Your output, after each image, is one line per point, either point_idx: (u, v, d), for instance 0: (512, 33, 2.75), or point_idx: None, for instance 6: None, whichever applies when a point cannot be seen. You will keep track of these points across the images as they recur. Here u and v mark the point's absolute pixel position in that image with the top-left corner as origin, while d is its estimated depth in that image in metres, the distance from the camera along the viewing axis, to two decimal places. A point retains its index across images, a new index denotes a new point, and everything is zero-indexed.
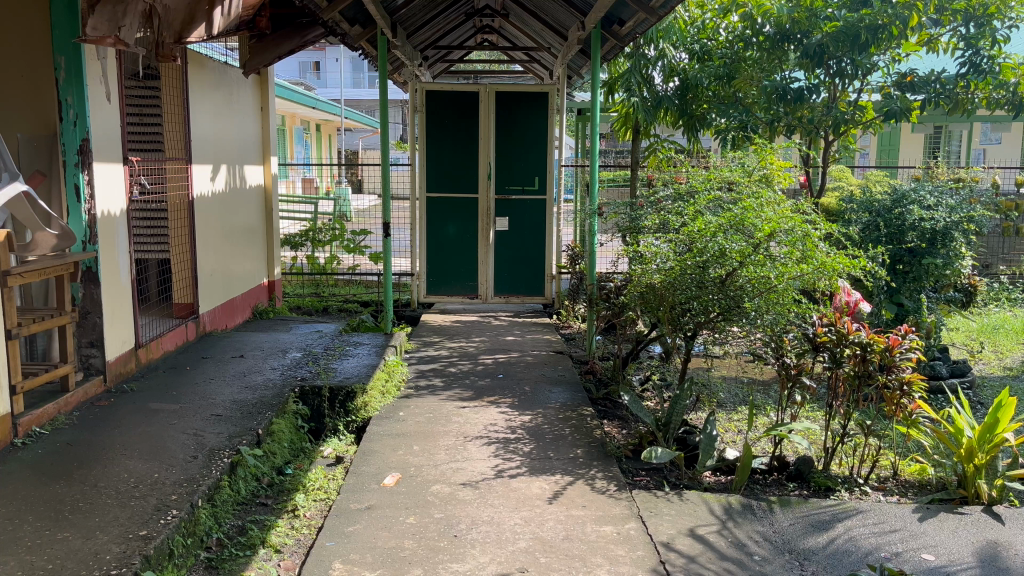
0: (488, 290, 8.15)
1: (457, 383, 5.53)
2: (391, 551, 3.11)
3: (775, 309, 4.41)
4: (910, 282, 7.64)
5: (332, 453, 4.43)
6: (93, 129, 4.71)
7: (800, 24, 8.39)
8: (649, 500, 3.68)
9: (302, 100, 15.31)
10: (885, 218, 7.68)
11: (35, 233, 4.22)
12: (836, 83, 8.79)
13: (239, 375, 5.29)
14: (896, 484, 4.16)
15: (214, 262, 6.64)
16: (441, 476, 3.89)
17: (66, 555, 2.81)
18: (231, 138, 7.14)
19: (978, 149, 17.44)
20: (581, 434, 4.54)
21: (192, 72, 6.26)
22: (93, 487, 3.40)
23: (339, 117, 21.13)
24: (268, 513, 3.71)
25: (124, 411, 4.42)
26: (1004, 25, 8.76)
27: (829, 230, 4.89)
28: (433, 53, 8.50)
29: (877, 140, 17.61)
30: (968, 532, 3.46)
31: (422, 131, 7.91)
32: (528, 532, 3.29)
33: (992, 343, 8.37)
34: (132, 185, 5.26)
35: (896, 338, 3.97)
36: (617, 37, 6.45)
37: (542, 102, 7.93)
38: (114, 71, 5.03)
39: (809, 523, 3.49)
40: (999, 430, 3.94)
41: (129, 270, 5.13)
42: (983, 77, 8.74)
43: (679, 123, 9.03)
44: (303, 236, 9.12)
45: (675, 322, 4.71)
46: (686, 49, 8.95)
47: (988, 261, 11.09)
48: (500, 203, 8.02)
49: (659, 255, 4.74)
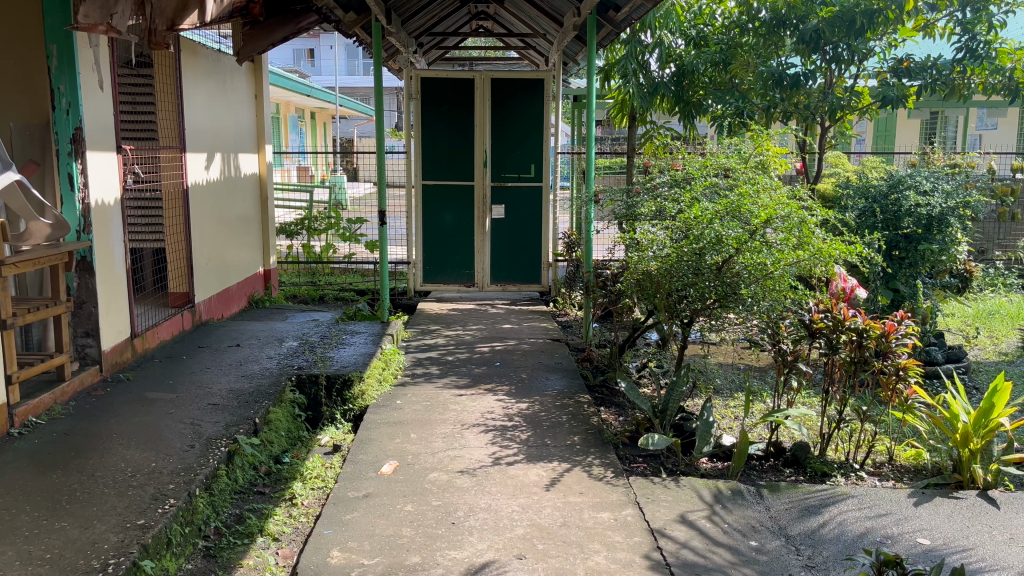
0: (486, 279, 8.18)
1: (454, 370, 5.55)
2: (390, 538, 3.12)
3: (772, 296, 4.39)
4: (906, 267, 7.63)
5: (330, 442, 4.47)
6: (87, 117, 4.67)
7: (796, 8, 8.34)
8: (646, 486, 3.69)
9: (296, 89, 15.20)
10: (882, 204, 7.66)
11: (30, 222, 4.17)
12: (833, 68, 8.63)
13: (237, 364, 5.28)
14: (892, 469, 4.19)
15: (209, 251, 6.62)
16: (438, 463, 3.90)
17: (64, 545, 2.81)
18: (227, 127, 7.12)
19: (974, 134, 17.26)
20: (578, 421, 4.56)
21: (186, 60, 6.23)
22: (90, 476, 3.40)
23: (334, 104, 21.00)
24: (266, 501, 3.72)
25: (121, 401, 4.42)
26: (1001, 11, 8.74)
27: (826, 216, 4.88)
28: (428, 40, 8.44)
29: (874, 125, 17.61)
30: (962, 516, 3.49)
31: (417, 118, 7.89)
32: (526, 519, 3.30)
33: (987, 328, 8.40)
34: (127, 173, 5.25)
35: (891, 325, 4.00)
36: (613, 23, 6.39)
37: (538, 89, 7.88)
38: (106, 59, 4.99)
39: (803, 507, 3.51)
40: (994, 415, 3.96)
41: (123, 259, 5.11)
42: (980, 63, 8.68)
43: (675, 109, 8.98)
44: (299, 224, 9.05)
45: (671, 309, 4.68)
46: (683, 35, 8.93)
47: (985, 247, 11.16)
48: (497, 190, 8.00)
49: (656, 242, 4.70)
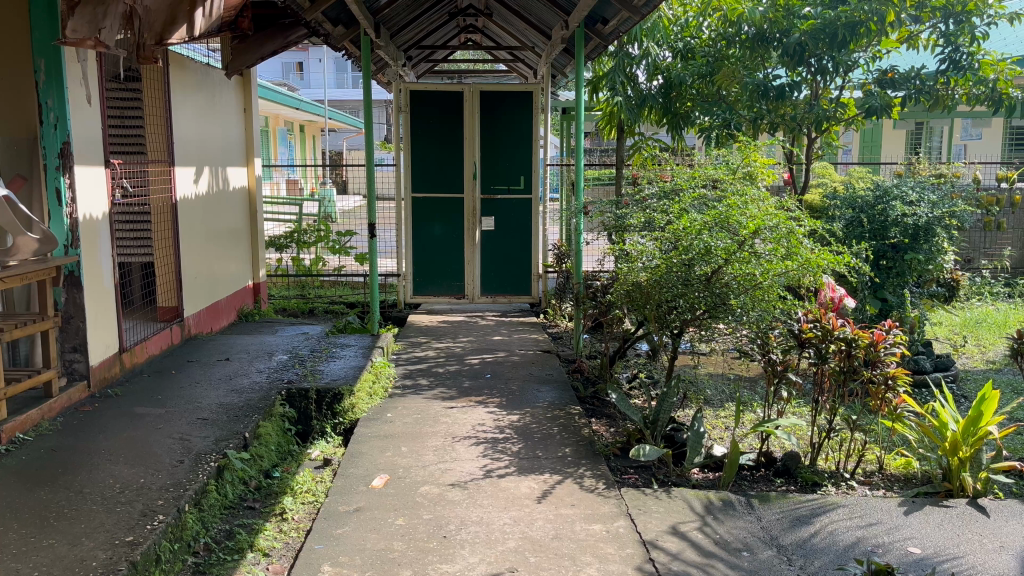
0: (476, 290, 8.16)
1: (443, 383, 5.53)
2: (380, 552, 3.11)
3: (761, 305, 4.44)
4: (893, 277, 7.67)
5: (320, 455, 4.44)
6: (74, 131, 4.64)
7: (777, 23, 8.39)
8: (637, 497, 3.69)
9: (285, 101, 15.19)
10: (868, 214, 7.72)
11: (18, 238, 4.07)
12: (819, 80, 8.76)
13: (226, 378, 5.26)
14: (882, 478, 4.20)
15: (197, 264, 6.59)
16: (430, 476, 3.89)
17: (51, 562, 2.78)
18: (215, 140, 7.10)
19: (959, 144, 17.41)
20: (569, 432, 4.56)
21: (174, 74, 6.21)
22: (78, 492, 3.37)
23: (323, 117, 20.99)
24: (256, 517, 3.70)
25: (108, 417, 4.37)
26: (984, 22, 8.85)
27: (814, 226, 4.89)
28: (417, 53, 8.45)
29: (860, 135, 17.81)
30: (953, 525, 3.51)
31: (406, 130, 7.90)
32: (517, 531, 3.30)
33: (974, 337, 8.46)
34: (114, 188, 5.23)
35: (880, 334, 4.04)
36: (601, 36, 6.43)
37: (527, 101, 7.93)
38: (94, 72, 4.99)
39: (793, 517, 3.52)
40: (983, 423, 3.96)
41: (111, 273, 5.08)
42: (964, 74, 8.79)
43: (663, 121, 9.10)
44: (288, 238, 9.12)
45: (660, 320, 4.71)
46: (671, 47, 9.07)
47: (971, 256, 11.33)
48: (486, 203, 8.02)
49: (645, 253, 4.76)
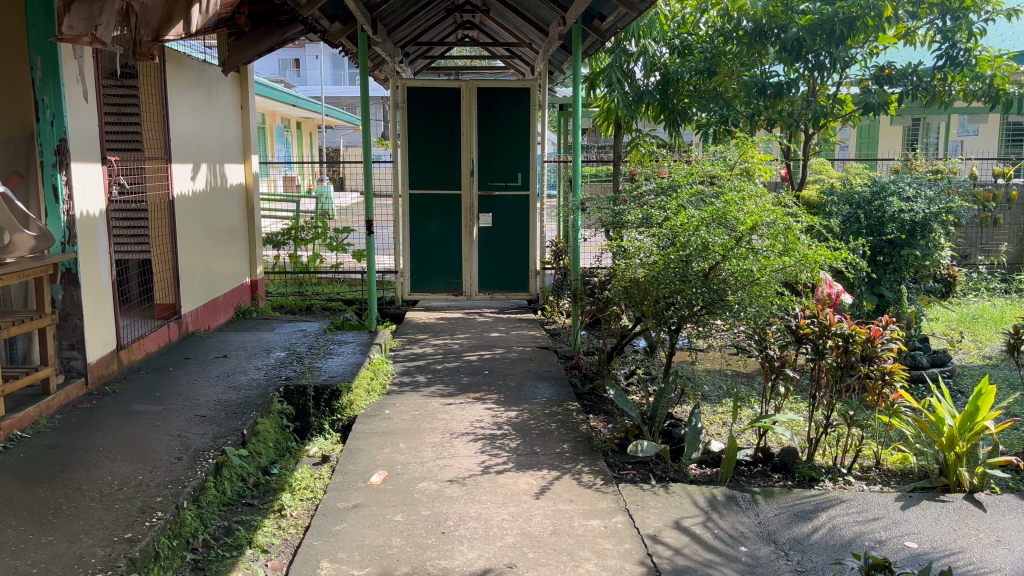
0: (474, 287, 8.16)
1: (441, 379, 5.55)
2: (379, 548, 3.11)
3: (759, 302, 4.45)
4: (890, 272, 7.67)
5: (318, 452, 4.45)
6: (71, 128, 4.63)
7: (776, 18, 8.37)
8: (635, 493, 3.70)
9: (283, 100, 15.21)
10: (865, 210, 7.73)
11: (15, 235, 4.08)
12: (816, 76, 8.72)
13: (223, 376, 5.26)
14: (879, 473, 4.21)
15: (195, 262, 6.59)
16: (428, 472, 3.89)
17: (50, 560, 2.78)
18: (212, 138, 7.11)
19: (955, 140, 17.29)
20: (567, 428, 4.56)
21: (172, 71, 6.21)
22: (76, 489, 3.37)
23: (321, 115, 20.94)
24: (255, 513, 3.69)
25: (105, 414, 4.36)
26: (981, 19, 8.85)
27: (811, 222, 4.88)
28: (415, 49, 8.43)
29: (857, 133, 18.01)
30: (950, 519, 3.52)
31: (404, 127, 7.86)
32: (516, 527, 3.30)
33: (971, 332, 8.49)
34: (111, 185, 5.22)
35: (877, 329, 4.04)
36: (599, 32, 6.41)
37: (525, 98, 7.93)
38: (90, 69, 4.97)
39: (793, 513, 3.53)
40: (979, 418, 3.98)
41: (108, 269, 5.06)
42: (961, 70, 8.79)
43: (661, 117, 9.14)
44: (286, 235, 9.04)
45: (658, 315, 4.72)
46: (667, 44, 9.07)
47: (967, 252, 11.35)
48: (484, 199, 8.03)
49: (642, 249, 4.75)
